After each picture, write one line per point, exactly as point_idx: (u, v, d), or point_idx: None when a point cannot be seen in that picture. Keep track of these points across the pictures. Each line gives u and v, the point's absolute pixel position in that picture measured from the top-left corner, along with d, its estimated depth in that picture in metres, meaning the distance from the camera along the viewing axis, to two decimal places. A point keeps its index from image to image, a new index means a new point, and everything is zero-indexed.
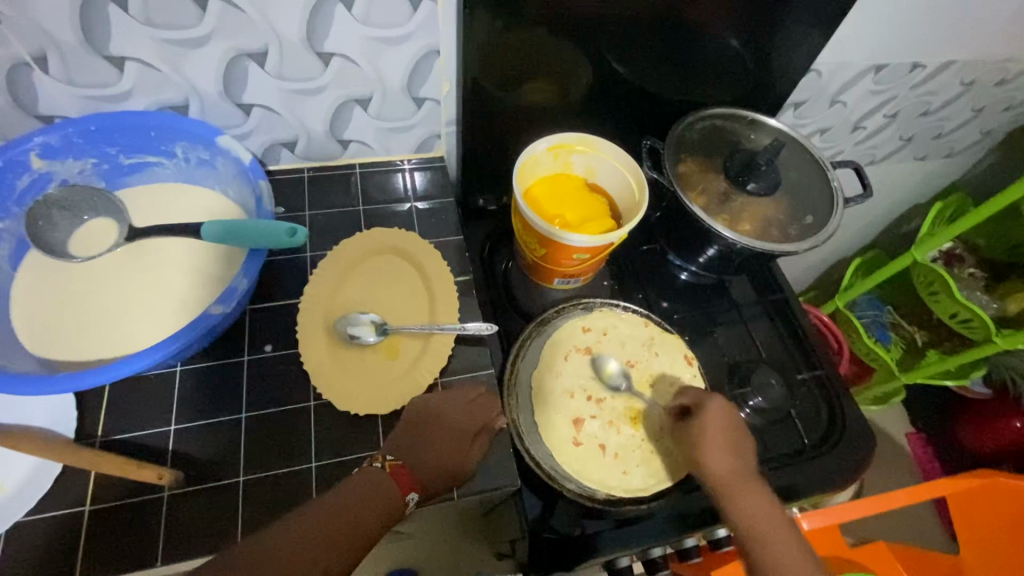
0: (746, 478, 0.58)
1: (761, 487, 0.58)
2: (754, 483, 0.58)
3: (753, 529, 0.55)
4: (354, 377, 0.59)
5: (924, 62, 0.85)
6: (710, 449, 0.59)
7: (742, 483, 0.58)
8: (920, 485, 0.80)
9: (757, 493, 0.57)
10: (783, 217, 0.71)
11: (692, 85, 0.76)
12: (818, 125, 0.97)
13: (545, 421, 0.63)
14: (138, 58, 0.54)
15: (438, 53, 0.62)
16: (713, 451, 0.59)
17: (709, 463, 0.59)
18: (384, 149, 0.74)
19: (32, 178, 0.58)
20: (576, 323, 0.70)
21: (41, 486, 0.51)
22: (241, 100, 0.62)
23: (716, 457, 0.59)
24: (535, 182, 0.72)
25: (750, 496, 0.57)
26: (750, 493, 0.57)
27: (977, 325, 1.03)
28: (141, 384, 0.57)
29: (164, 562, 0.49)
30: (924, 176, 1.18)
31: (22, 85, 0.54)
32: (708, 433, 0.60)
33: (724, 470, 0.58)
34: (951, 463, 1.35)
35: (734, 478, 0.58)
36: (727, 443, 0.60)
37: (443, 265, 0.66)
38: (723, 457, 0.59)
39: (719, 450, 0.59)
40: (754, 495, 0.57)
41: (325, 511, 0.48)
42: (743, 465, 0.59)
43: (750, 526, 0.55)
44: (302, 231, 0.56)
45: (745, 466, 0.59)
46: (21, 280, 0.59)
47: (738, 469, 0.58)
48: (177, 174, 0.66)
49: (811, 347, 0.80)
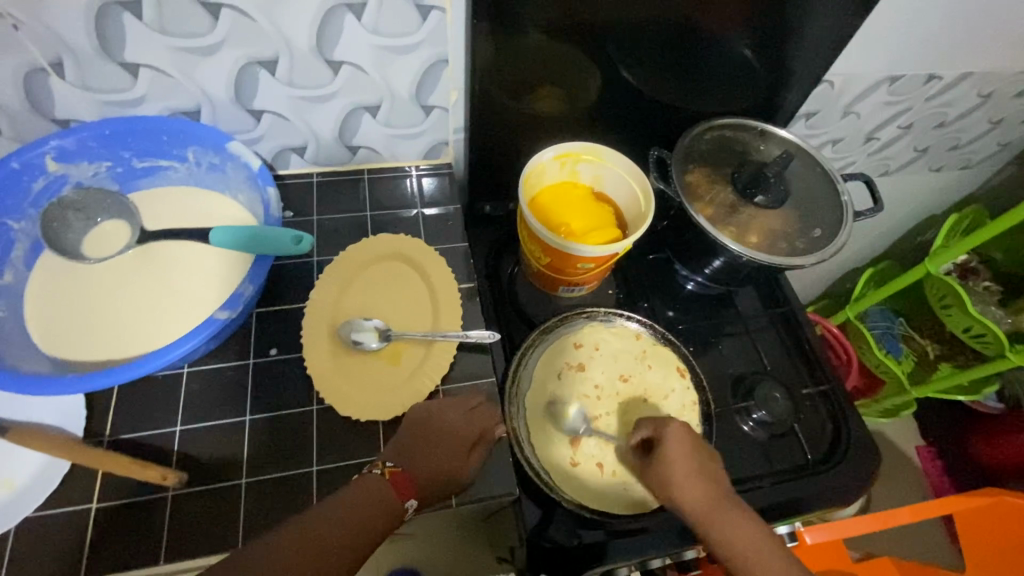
0: (723, 504, 0.56)
1: (741, 510, 0.55)
2: (733, 508, 0.55)
3: (741, 557, 0.52)
4: (357, 382, 0.59)
5: (939, 73, 0.84)
6: (678, 482, 0.57)
7: (718, 510, 0.55)
8: (927, 503, 0.80)
9: (736, 517, 0.55)
10: (791, 229, 0.70)
11: (702, 95, 0.76)
12: (830, 136, 0.96)
13: (544, 442, 0.64)
14: (151, 64, 0.55)
15: (447, 62, 0.62)
16: (683, 482, 0.56)
17: (681, 495, 0.56)
18: (392, 155, 0.74)
19: (48, 180, 0.59)
20: (569, 339, 0.71)
21: (49, 483, 0.52)
22: (251, 106, 0.62)
23: (686, 489, 0.56)
24: (540, 191, 0.72)
25: (729, 522, 0.54)
26: (730, 522, 0.54)
27: (990, 340, 1.01)
28: (149, 384, 0.58)
29: (166, 562, 0.50)
30: (940, 187, 1.16)
31: (39, 90, 0.55)
32: (671, 460, 0.58)
33: (698, 500, 0.56)
34: (961, 479, 1.33)
35: (708, 507, 0.55)
36: (694, 468, 0.57)
37: (447, 272, 0.67)
38: (695, 486, 0.56)
39: (688, 479, 0.56)
40: (734, 521, 0.54)
41: (324, 518, 0.49)
42: (717, 493, 0.56)
43: (741, 555, 0.52)
44: (307, 239, 0.58)
45: (719, 492, 0.56)
46: (35, 280, 0.60)
47: (711, 496, 0.56)
48: (188, 178, 0.67)
49: (817, 360, 0.79)
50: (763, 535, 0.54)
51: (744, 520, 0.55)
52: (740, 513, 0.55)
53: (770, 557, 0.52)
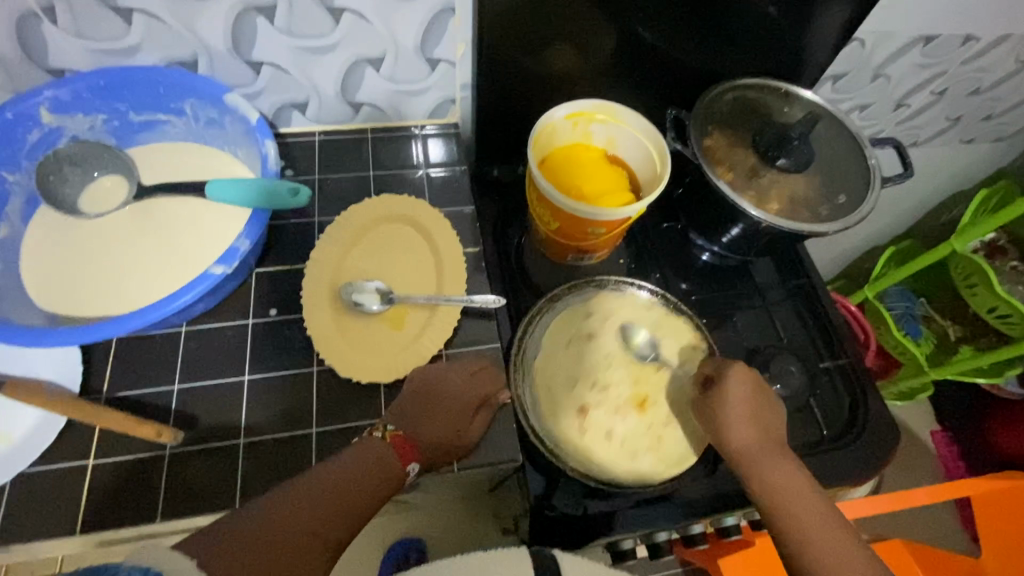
0: (774, 451, 0.57)
1: (790, 459, 0.56)
2: (782, 458, 0.56)
3: (786, 504, 0.53)
4: (357, 345, 0.58)
5: (977, 34, 0.79)
6: (733, 422, 0.58)
7: (768, 456, 0.56)
8: (941, 486, 0.78)
9: (785, 466, 0.55)
10: (814, 196, 0.67)
11: (723, 54, 0.72)
12: (858, 101, 0.91)
13: (551, 409, 0.61)
14: (145, 9, 0.53)
15: (453, 11, 0.59)
16: (737, 422, 0.58)
17: (732, 434, 0.57)
18: (397, 115, 0.71)
19: (43, 133, 0.58)
20: (577, 306, 0.68)
21: (46, 437, 0.51)
22: (250, 57, 0.60)
23: (740, 428, 0.57)
24: (551, 153, 0.69)
25: (778, 470, 0.55)
26: (776, 464, 0.56)
27: (1016, 321, 0.98)
28: (147, 343, 0.57)
29: (165, 519, 0.49)
30: (970, 160, 1.11)
31: (30, 36, 0.53)
32: (730, 397, 0.59)
33: (748, 442, 0.57)
34: (977, 465, 1.29)
35: (758, 450, 0.56)
36: (749, 412, 0.58)
37: (452, 236, 0.64)
38: (748, 428, 0.58)
39: (742, 420, 0.58)
40: (782, 469, 0.55)
41: (325, 476, 0.47)
42: (768, 439, 0.58)
43: (785, 503, 0.53)
44: (305, 191, 0.56)
45: (771, 439, 0.58)
46: (32, 236, 0.59)
47: (761, 442, 0.57)
48: (187, 134, 0.65)
49: (835, 335, 0.76)
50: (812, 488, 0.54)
51: (795, 472, 0.55)
52: (791, 464, 0.56)
53: (815, 504, 0.53)
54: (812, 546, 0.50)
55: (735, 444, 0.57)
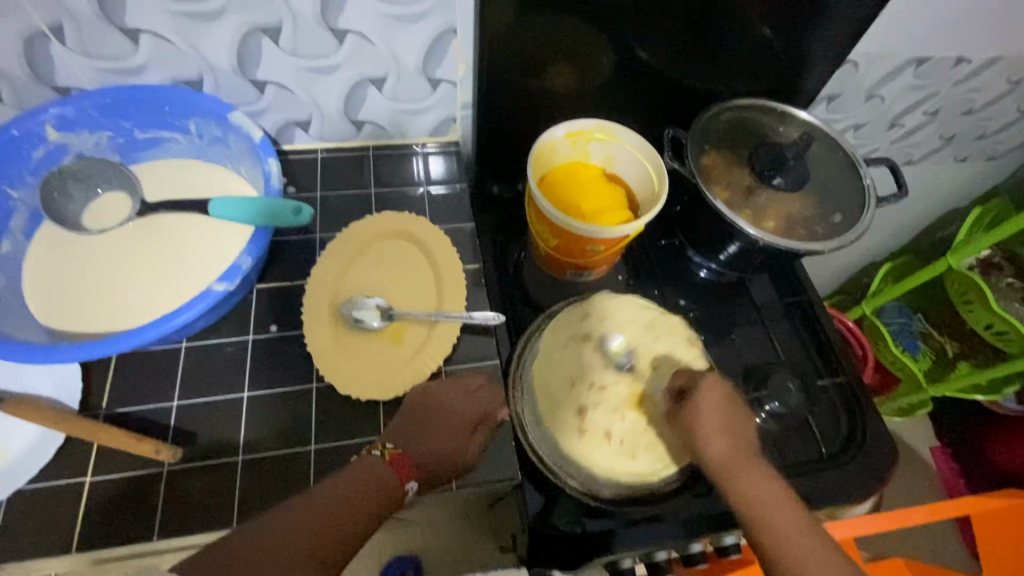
0: (748, 461, 0.55)
1: (764, 470, 0.55)
2: (756, 466, 0.55)
3: (758, 515, 0.52)
4: (357, 361, 0.58)
5: (968, 57, 0.81)
6: (705, 432, 0.55)
7: (742, 464, 0.54)
8: (941, 504, 0.78)
9: (758, 474, 0.54)
10: (809, 214, 0.68)
11: (720, 75, 0.73)
12: (852, 120, 0.92)
13: (548, 414, 0.59)
14: (152, 30, 0.54)
15: (455, 33, 0.60)
16: (710, 432, 0.55)
17: (705, 444, 0.55)
18: (398, 132, 0.72)
19: (48, 150, 0.58)
20: (574, 309, 0.65)
21: (44, 455, 0.51)
22: (254, 77, 0.61)
23: (712, 438, 0.55)
24: (550, 171, 0.70)
25: (753, 478, 0.53)
26: (750, 476, 0.54)
27: (1013, 337, 0.98)
28: (147, 358, 0.57)
29: (160, 537, 0.49)
30: (964, 178, 1.12)
31: (38, 56, 0.54)
32: (700, 405, 0.57)
33: (721, 451, 0.55)
34: (976, 481, 1.29)
35: (732, 458, 0.55)
36: (721, 421, 0.56)
37: (452, 253, 0.65)
38: (722, 436, 0.55)
39: (715, 428, 0.56)
40: (756, 478, 0.54)
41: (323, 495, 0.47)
42: (741, 447, 0.55)
43: (759, 512, 0.52)
44: (307, 211, 0.56)
45: (745, 446, 0.56)
46: (35, 251, 0.60)
47: (735, 450, 0.55)
48: (190, 151, 0.65)
49: (833, 351, 0.76)
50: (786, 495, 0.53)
51: (768, 480, 0.54)
52: (763, 472, 0.55)
53: (791, 516, 0.51)
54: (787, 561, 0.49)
55: (706, 455, 0.55)
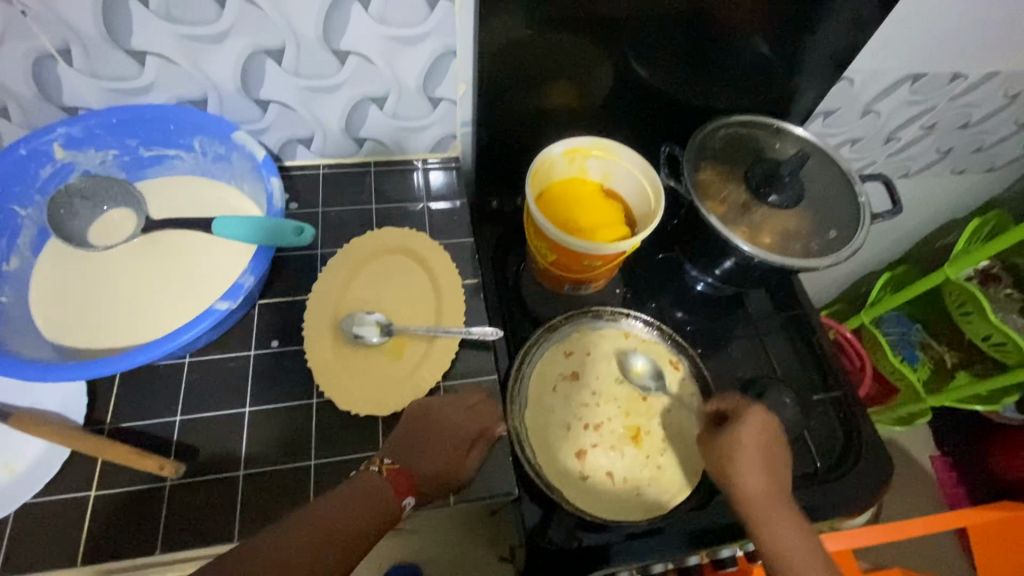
0: (780, 504, 0.56)
1: (794, 512, 0.56)
2: (787, 510, 0.56)
3: (786, 558, 0.54)
4: (357, 376, 0.59)
5: (963, 72, 0.82)
6: (747, 466, 0.58)
7: (775, 507, 0.56)
8: (940, 516, 0.79)
9: (789, 518, 0.56)
10: (805, 231, 0.68)
11: (716, 92, 0.74)
12: (849, 135, 0.93)
13: (550, 457, 0.63)
14: (158, 52, 0.55)
15: (455, 53, 0.61)
16: (750, 468, 0.58)
17: (743, 479, 0.57)
18: (400, 149, 0.73)
19: (55, 168, 0.59)
20: (557, 348, 0.70)
21: (49, 469, 0.52)
22: (258, 96, 0.62)
23: (752, 475, 0.57)
24: (548, 187, 0.71)
25: (783, 522, 0.55)
26: (782, 517, 0.56)
27: (1010, 349, 0.99)
28: (151, 373, 0.58)
29: (163, 551, 0.50)
30: (961, 190, 1.13)
31: (46, 77, 0.55)
32: (744, 442, 0.59)
33: (757, 489, 0.57)
34: (976, 491, 1.29)
35: (766, 499, 0.56)
36: (761, 460, 0.58)
37: (451, 268, 0.66)
38: (759, 475, 0.57)
39: (756, 466, 0.58)
40: (786, 521, 0.55)
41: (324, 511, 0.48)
42: (777, 488, 0.57)
43: (785, 556, 0.54)
44: (309, 230, 0.57)
45: (781, 487, 0.58)
46: (41, 267, 0.61)
47: (770, 491, 0.57)
48: (195, 168, 0.66)
49: (829, 365, 0.77)
50: (809, 541, 0.55)
51: (797, 523, 0.55)
52: (793, 515, 0.56)
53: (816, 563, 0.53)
54: None
55: (744, 491, 0.57)
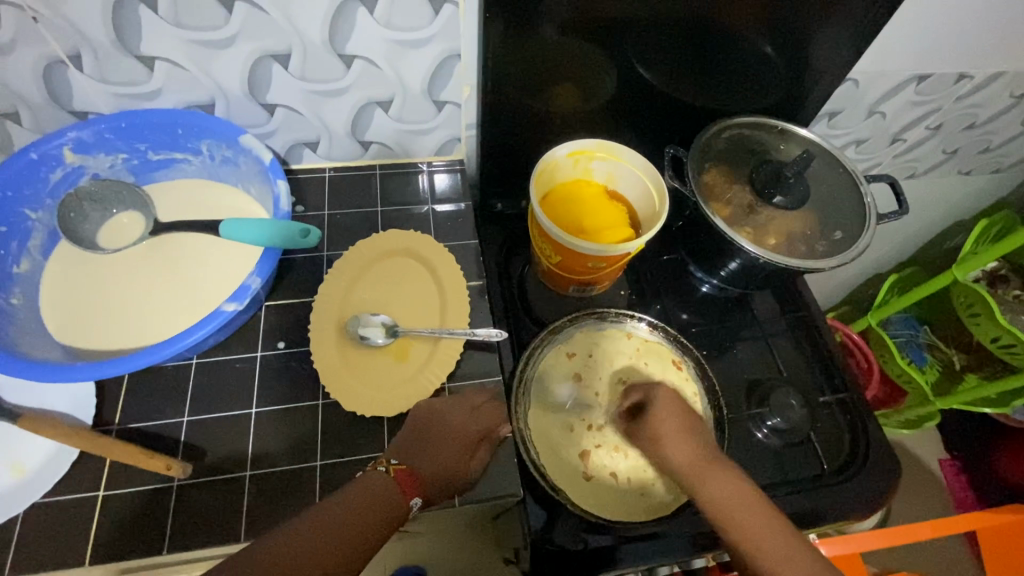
0: (711, 465, 0.58)
1: (730, 470, 0.58)
2: (720, 467, 0.58)
3: (729, 513, 0.55)
4: (363, 378, 0.59)
5: (970, 73, 0.81)
6: (668, 439, 0.60)
7: (708, 468, 0.57)
8: (944, 521, 0.81)
9: (722, 473, 0.57)
10: (809, 232, 0.68)
11: (720, 93, 0.74)
12: (854, 136, 0.93)
13: (554, 458, 0.63)
14: (166, 57, 0.56)
15: (459, 57, 0.62)
16: (671, 442, 0.60)
17: (670, 453, 0.59)
18: (405, 152, 0.74)
19: (66, 172, 0.60)
20: (560, 349, 0.70)
21: (58, 469, 0.53)
22: (264, 99, 0.63)
23: (675, 447, 0.59)
24: (552, 189, 0.71)
25: (720, 481, 0.56)
26: (715, 477, 0.57)
27: (1020, 351, 0.97)
28: (158, 374, 0.59)
29: (171, 551, 0.50)
30: (969, 191, 1.12)
31: (58, 82, 0.56)
32: (654, 416, 0.62)
33: (686, 457, 0.59)
34: (986, 495, 1.27)
35: (699, 463, 0.58)
36: (682, 428, 0.60)
37: (456, 270, 0.66)
38: (682, 444, 0.59)
39: (675, 436, 0.60)
40: (722, 480, 0.57)
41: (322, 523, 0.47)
42: (706, 451, 0.59)
43: (725, 510, 0.55)
44: (313, 232, 0.58)
45: (709, 449, 0.59)
46: (51, 270, 0.61)
47: (701, 455, 0.59)
48: (202, 171, 0.67)
49: (835, 366, 0.77)
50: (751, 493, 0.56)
51: (734, 480, 0.57)
52: (728, 472, 0.57)
53: (759, 516, 0.54)
54: (761, 552, 0.52)
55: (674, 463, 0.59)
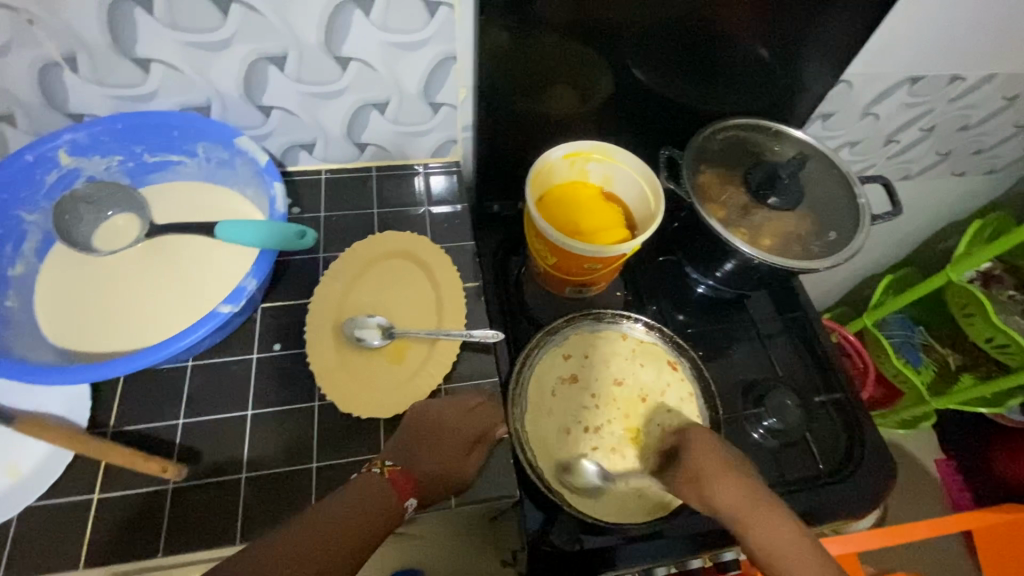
0: (762, 508, 0.54)
1: (781, 514, 0.54)
2: (770, 510, 0.54)
3: (788, 564, 0.50)
4: (359, 380, 0.59)
5: (962, 75, 0.82)
6: (713, 480, 0.56)
7: (758, 511, 0.53)
8: (940, 520, 0.81)
9: (774, 518, 0.53)
10: (804, 232, 0.68)
11: (715, 95, 0.74)
12: (848, 138, 0.93)
13: (551, 462, 0.63)
14: (162, 60, 0.56)
15: (455, 59, 0.62)
16: (717, 482, 0.56)
17: (717, 496, 0.55)
18: (401, 153, 0.74)
19: (61, 174, 0.60)
20: (556, 352, 0.70)
21: (53, 472, 0.52)
22: (261, 102, 0.63)
23: (720, 488, 0.55)
24: (548, 191, 0.72)
25: (772, 525, 0.52)
26: (768, 521, 0.53)
27: (1014, 351, 0.98)
28: (154, 376, 0.58)
29: (166, 554, 0.50)
30: (963, 192, 1.13)
31: (53, 84, 0.56)
32: (696, 456, 0.58)
33: (733, 499, 0.55)
34: (983, 495, 1.28)
35: (747, 506, 0.54)
36: (726, 469, 0.57)
37: (452, 271, 0.66)
38: (728, 486, 0.55)
39: (720, 477, 0.56)
40: (773, 524, 0.53)
41: (319, 522, 0.47)
42: (752, 491, 0.55)
43: (783, 561, 0.51)
44: (310, 234, 0.58)
45: (756, 489, 0.55)
46: (47, 272, 0.61)
47: (748, 498, 0.54)
48: (198, 173, 0.67)
49: (830, 367, 0.77)
50: (807, 540, 0.52)
51: (784, 522, 0.53)
52: (781, 516, 0.53)
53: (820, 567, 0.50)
54: None
55: (720, 505, 0.55)
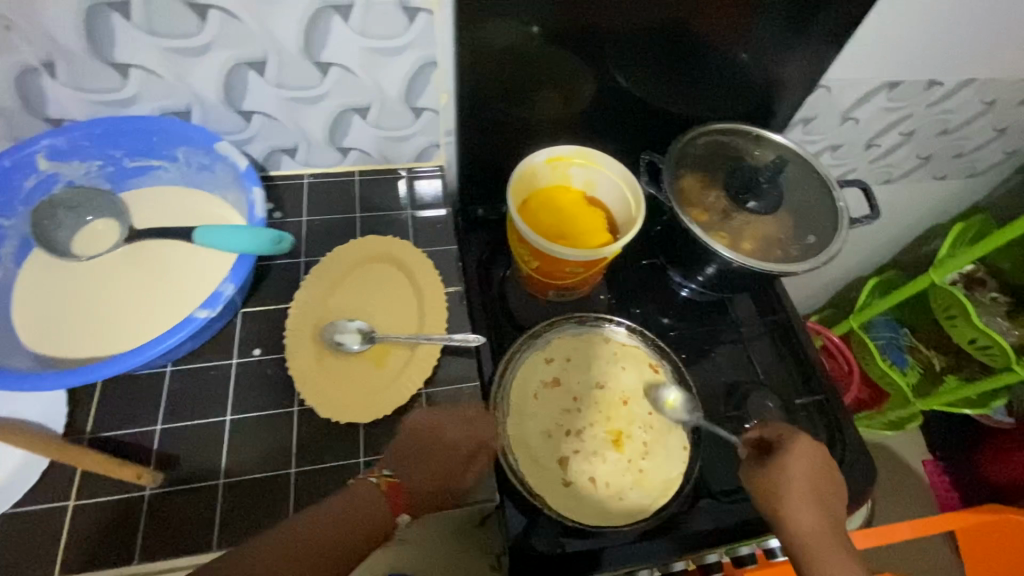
0: (833, 543, 0.56)
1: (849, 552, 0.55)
2: (839, 546, 0.56)
3: None
4: (338, 384, 0.59)
5: (940, 80, 0.83)
6: (797, 500, 0.57)
7: (828, 545, 0.55)
8: (924, 521, 0.82)
9: (842, 554, 0.55)
10: (784, 236, 0.69)
11: (696, 99, 0.75)
12: (829, 142, 0.94)
13: (532, 465, 0.63)
14: (141, 65, 0.56)
15: (436, 64, 0.62)
16: (800, 502, 0.57)
17: (796, 513, 0.57)
18: (384, 158, 0.74)
19: (39, 179, 0.60)
20: (537, 356, 0.70)
21: (28, 479, 0.52)
22: (241, 107, 0.63)
23: (802, 511, 0.57)
24: (530, 195, 0.72)
25: (837, 562, 0.54)
26: (834, 557, 0.55)
27: (996, 352, 0.99)
28: (132, 382, 0.58)
29: (141, 561, 0.50)
30: (945, 195, 1.14)
31: (31, 90, 0.56)
32: (792, 472, 0.59)
33: (811, 525, 0.56)
34: (969, 495, 1.29)
35: (819, 536, 0.56)
36: (811, 494, 0.58)
37: (433, 275, 0.67)
38: (808, 510, 0.57)
39: (805, 501, 0.57)
40: (838, 561, 0.54)
41: (296, 532, 0.47)
42: (830, 524, 0.57)
43: None
44: (287, 239, 0.58)
45: (834, 525, 0.57)
46: (25, 279, 0.61)
47: (824, 529, 0.56)
48: (179, 177, 0.67)
49: (811, 369, 0.77)
50: None
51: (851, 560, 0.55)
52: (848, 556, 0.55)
53: None
54: None
55: (797, 526, 0.56)
